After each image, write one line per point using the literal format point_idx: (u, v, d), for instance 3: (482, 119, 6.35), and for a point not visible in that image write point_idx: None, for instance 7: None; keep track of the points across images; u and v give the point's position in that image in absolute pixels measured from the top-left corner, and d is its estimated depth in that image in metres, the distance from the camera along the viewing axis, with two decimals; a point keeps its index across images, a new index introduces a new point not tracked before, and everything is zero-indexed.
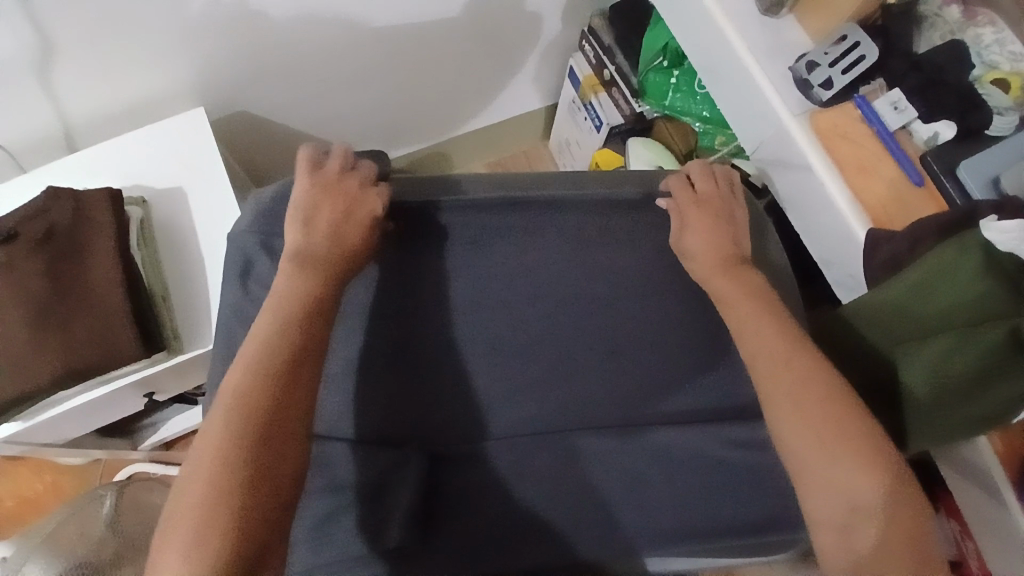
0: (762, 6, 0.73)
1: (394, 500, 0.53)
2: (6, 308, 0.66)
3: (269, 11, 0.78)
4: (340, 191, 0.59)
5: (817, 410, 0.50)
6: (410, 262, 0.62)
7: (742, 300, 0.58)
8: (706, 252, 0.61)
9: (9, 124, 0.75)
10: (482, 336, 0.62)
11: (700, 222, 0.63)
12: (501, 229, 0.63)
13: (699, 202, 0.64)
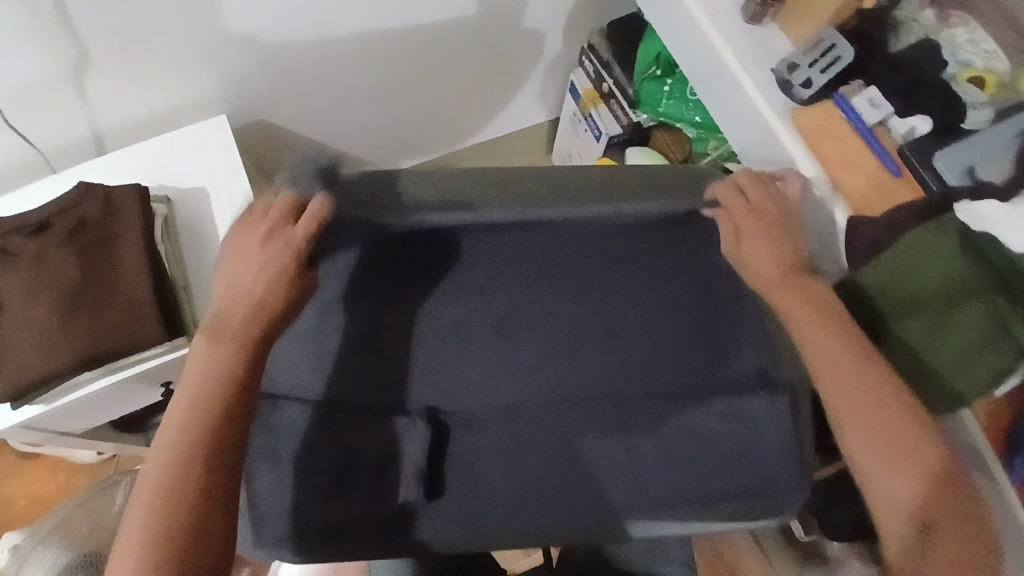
0: (747, 14, 0.78)
1: (394, 471, 0.57)
2: (39, 293, 0.71)
3: (287, 26, 0.84)
4: (273, 237, 0.60)
5: (870, 419, 0.57)
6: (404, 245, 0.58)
7: (792, 303, 0.62)
8: (765, 261, 0.64)
9: (45, 127, 0.81)
10: (476, 309, 0.60)
11: (761, 239, 0.64)
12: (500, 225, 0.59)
13: (756, 216, 0.65)
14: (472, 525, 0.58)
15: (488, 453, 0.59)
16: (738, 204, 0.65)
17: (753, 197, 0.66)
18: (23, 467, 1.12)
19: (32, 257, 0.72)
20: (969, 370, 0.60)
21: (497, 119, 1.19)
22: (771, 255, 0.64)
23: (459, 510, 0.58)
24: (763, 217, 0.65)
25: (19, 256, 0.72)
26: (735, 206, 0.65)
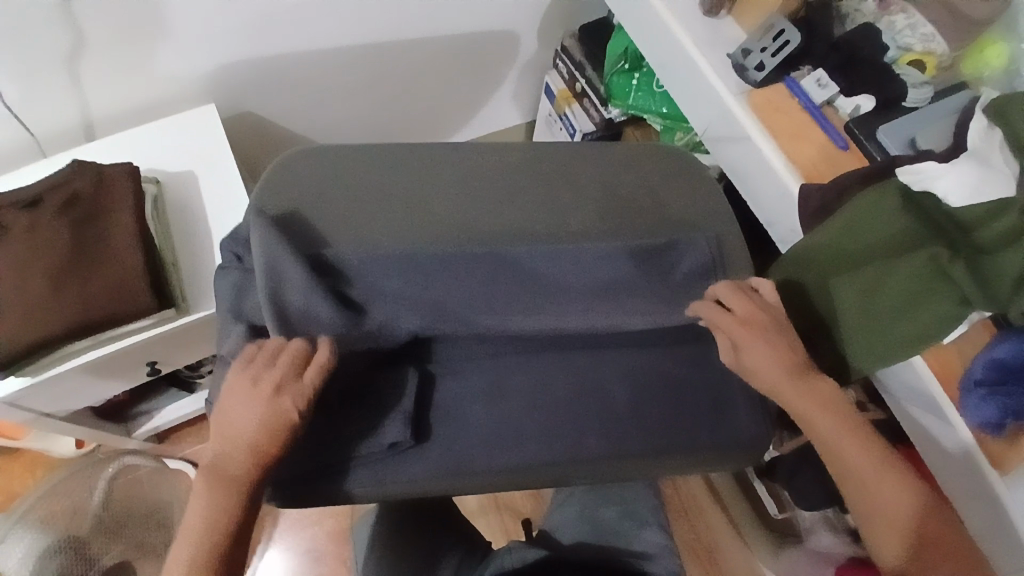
0: (704, 8, 0.83)
1: (389, 406, 0.60)
2: (27, 263, 0.73)
3: (273, 20, 0.89)
4: (263, 395, 0.56)
5: (855, 451, 0.59)
6: (396, 287, 0.62)
7: (805, 406, 0.60)
8: (774, 369, 0.60)
9: (38, 113, 0.85)
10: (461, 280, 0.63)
11: (766, 355, 0.61)
12: (486, 285, 0.63)
13: (760, 332, 0.61)
14: (454, 466, 0.60)
15: (471, 400, 0.62)
16: (717, 309, 0.63)
17: (739, 309, 0.62)
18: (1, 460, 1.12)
19: (23, 230, 0.74)
20: (907, 322, 0.63)
21: (475, 120, 1.25)
22: (778, 368, 0.60)
23: (441, 450, 0.60)
24: (763, 329, 0.62)
25: (10, 229, 0.75)
26: (725, 316, 0.62)
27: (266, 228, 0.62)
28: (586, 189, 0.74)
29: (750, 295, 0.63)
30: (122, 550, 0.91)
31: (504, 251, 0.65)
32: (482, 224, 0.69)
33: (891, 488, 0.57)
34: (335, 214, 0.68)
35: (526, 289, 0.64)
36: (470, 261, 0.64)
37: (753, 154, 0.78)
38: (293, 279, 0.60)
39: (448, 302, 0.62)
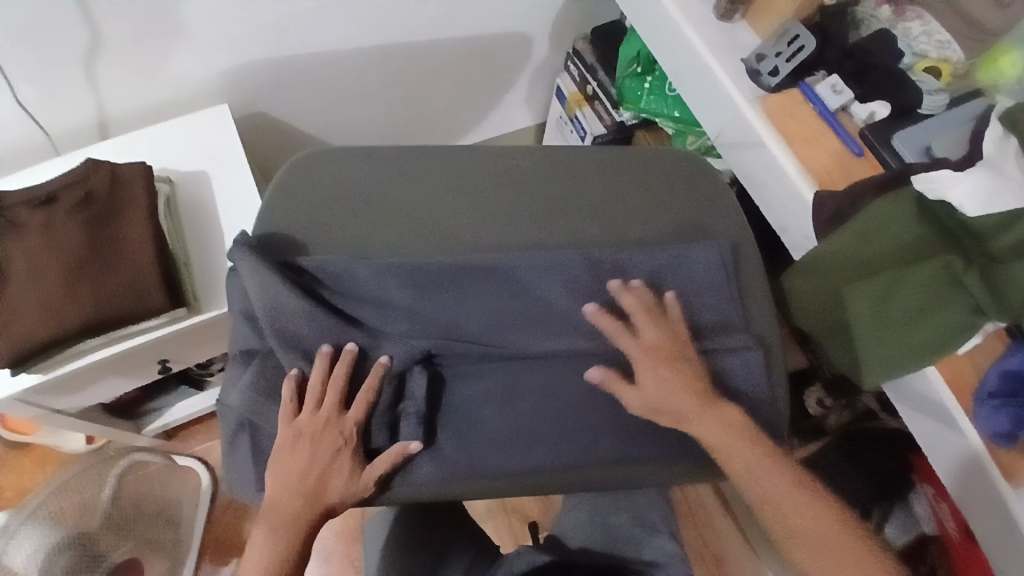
0: (718, 12, 0.83)
1: (405, 407, 0.60)
2: (43, 261, 0.74)
3: (286, 21, 0.89)
4: (322, 441, 0.59)
5: (792, 502, 0.58)
6: (401, 294, 0.63)
7: (722, 439, 0.60)
8: (687, 398, 0.61)
9: (53, 111, 0.85)
10: (464, 284, 0.64)
11: (676, 379, 0.61)
12: (486, 290, 0.64)
13: (659, 358, 0.62)
14: (463, 465, 0.60)
15: (483, 400, 0.61)
16: (625, 331, 0.63)
17: (646, 337, 0.63)
18: (11, 455, 1.13)
19: (38, 226, 0.75)
20: (922, 331, 0.62)
21: (486, 122, 1.25)
22: (689, 399, 0.61)
23: (451, 450, 0.60)
24: (664, 355, 0.62)
25: (26, 226, 0.76)
26: (632, 339, 0.63)
27: (260, 264, 0.61)
28: (597, 192, 0.74)
29: (659, 323, 0.64)
30: (131, 546, 0.95)
31: (506, 258, 0.65)
32: (484, 234, 0.70)
33: (804, 509, 0.58)
34: (326, 236, 0.69)
35: (523, 296, 0.64)
36: (474, 267, 0.64)
37: (767, 160, 0.77)
38: (282, 296, 0.60)
39: (459, 317, 0.63)
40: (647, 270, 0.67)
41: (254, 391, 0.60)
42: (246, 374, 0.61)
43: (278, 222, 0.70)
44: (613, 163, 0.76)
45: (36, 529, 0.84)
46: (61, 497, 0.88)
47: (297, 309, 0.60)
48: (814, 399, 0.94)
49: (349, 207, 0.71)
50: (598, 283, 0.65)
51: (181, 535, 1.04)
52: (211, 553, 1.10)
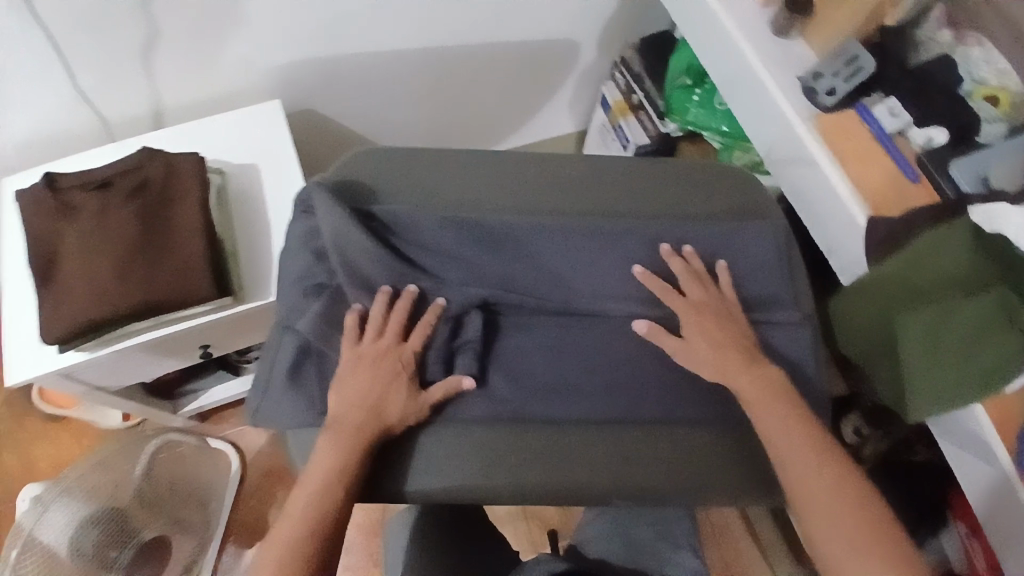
0: (774, 27, 0.82)
1: (463, 340, 0.67)
2: (97, 245, 0.76)
3: (340, 20, 0.90)
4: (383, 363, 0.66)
5: (832, 496, 0.58)
6: (466, 248, 0.69)
7: (756, 392, 0.63)
8: (731, 359, 0.65)
9: (112, 99, 0.88)
10: (530, 236, 0.69)
11: (719, 337, 0.66)
12: (551, 246, 0.69)
13: (705, 317, 0.67)
14: (513, 410, 0.64)
15: (536, 352, 0.67)
16: (671, 292, 0.68)
17: (692, 296, 0.68)
18: (50, 428, 1.17)
19: (94, 210, 0.77)
20: (969, 364, 0.61)
21: (529, 127, 1.25)
22: (732, 355, 0.65)
23: (501, 394, 0.65)
24: (710, 313, 0.67)
25: (81, 209, 0.78)
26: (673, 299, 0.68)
27: (339, 209, 0.67)
28: (656, 175, 0.77)
29: (708, 286, 0.68)
30: (160, 523, 0.97)
31: (571, 217, 0.70)
32: (552, 198, 0.73)
33: (826, 465, 0.60)
34: (391, 188, 0.73)
35: (581, 256, 0.69)
36: (539, 226, 0.69)
37: (818, 182, 0.76)
38: (357, 239, 0.67)
39: (516, 273, 0.69)
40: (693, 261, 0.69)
41: (325, 321, 0.67)
42: (314, 305, 0.68)
43: (357, 171, 0.75)
44: (660, 178, 0.76)
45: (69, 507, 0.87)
46: (92, 480, 0.90)
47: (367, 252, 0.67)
48: (851, 428, 0.92)
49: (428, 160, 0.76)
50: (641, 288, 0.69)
51: (211, 517, 1.07)
52: (236, 537, 1.10)
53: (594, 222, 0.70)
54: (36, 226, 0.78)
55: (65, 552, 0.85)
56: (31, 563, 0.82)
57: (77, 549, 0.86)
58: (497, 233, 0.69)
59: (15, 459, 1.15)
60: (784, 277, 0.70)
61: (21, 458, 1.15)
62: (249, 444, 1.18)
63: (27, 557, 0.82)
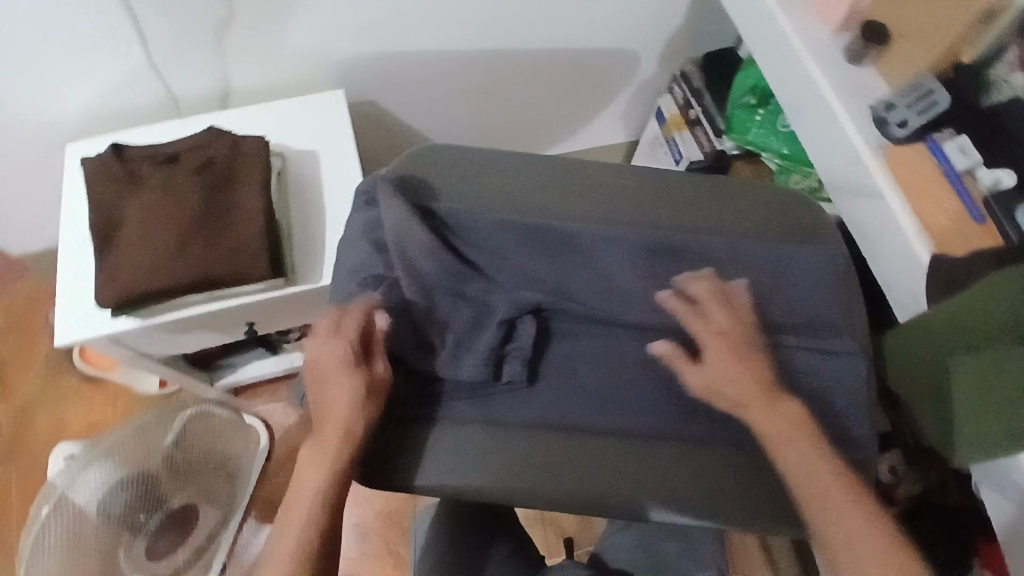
0: (849, 53, 0.81)
1: (513, 344, 0.66)
2: (159, 216, 0.77)
3: (410, 14, 0.90)
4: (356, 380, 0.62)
5: (861, 540, 0.55)
6: (526, 251, 0.70)
7: (777, 430, 0.59)
8: (752, 388, 0.61)
9: (184, 75, 0.90)
10: (589, 242, 0.70)
11: (744, 367, 0.62)
12: (609, 256, 0.70)
13: (730, 344, 0.63)
14: (563, 420, 0.65)
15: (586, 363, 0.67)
16: (692, 315, 0.64)
17: (717, 320, 0.64)
18: (88, 389, 1.19)
19: (158, 182, 0.79)
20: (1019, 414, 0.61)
21: (580, 134, 1.25)
22: (753, 386, 0.61)
23: (548, 400, 0.66)
24: (736, 342, 0.63)
25: (147, 180, 0.80)
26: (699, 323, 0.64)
27: (401, 205, 0.69)
28: (715, 193, 0.77)
29: (728, 308, 0.64)
30: (186, 492, 0.97)
31: (632, 228, 0.71)
32: (611, 206, 0.74)
33: (854, 508, 0.56)
34: (455, 184, 0.74)
35: (635, 267, 0.70)
36: (598, 236, 0.70)
37: (882, 214, 0.75)
38: (414, 232, 0.68)
39: (571, 281, 0.70)
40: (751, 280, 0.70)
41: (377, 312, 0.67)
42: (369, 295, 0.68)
43: (418, 164, 0.76)
44: (720, 198, 0.76)
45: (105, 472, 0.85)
46: (128, 445, 0.89)
47: (424, 246, 0.67)
48: (887, 465, 0.91)
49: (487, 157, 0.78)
50: None
51: (238, 490, 1.08)
52: (260, 512, 1.14)
53: (651, 234, 0.71)
54: (103, 193, 0.80)
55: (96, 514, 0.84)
56: (62, 522, 0.80)
57: (108, 512, 0.86)
58: (558, 239, 0.71)
59: (51, 416, 1.18)
60: (839, 306, 0.70)
61: (58, 415, 1.18)
62: (278, 422, 1.19)
63: (58, 516, 0.80)
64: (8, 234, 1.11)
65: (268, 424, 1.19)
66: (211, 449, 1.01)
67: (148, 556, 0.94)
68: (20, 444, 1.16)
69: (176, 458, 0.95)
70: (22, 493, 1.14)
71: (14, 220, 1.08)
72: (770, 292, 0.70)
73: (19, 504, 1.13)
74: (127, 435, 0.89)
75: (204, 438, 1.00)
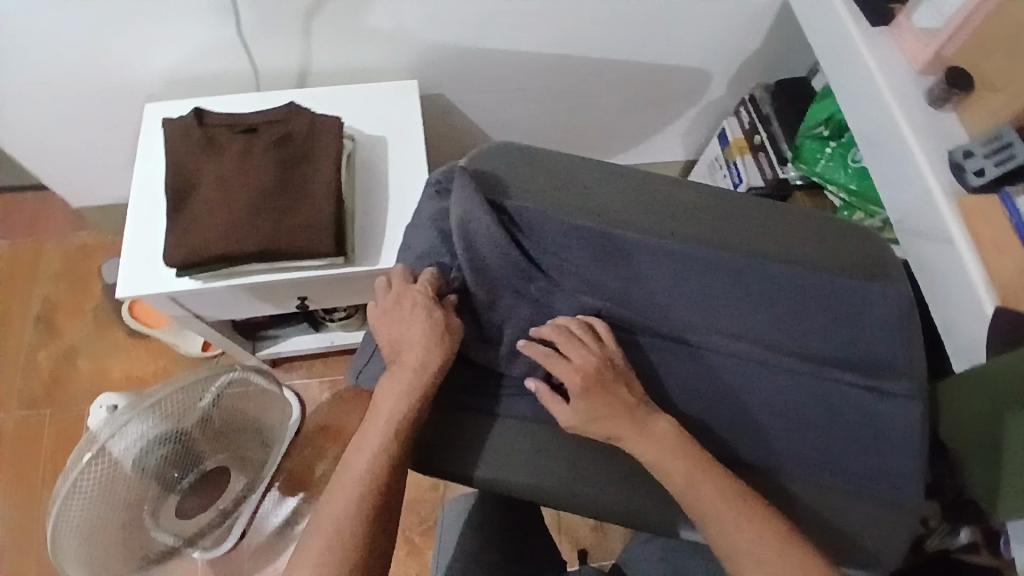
0: (930, 97, 0.80)
1: None
2: (234, 184, 0.80)
3: (490, 15, 0.92)
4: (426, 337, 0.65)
5: None
6: (592, 257, 0.71)
7: (656, 453, 0.59)
8: (620, 421, 0.60)
9: (269, 50, 0.92)
10: (654, 256, 0.72)
11: (603, 407, 0.60)
12: (673, 270, 0.71)
13: (592, 384, 0.61)
14: None
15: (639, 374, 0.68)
16: (555, 355, 0.63)
17: (577, 359, 0.61)
18: (132, 343, 1.23)
19: (237, 151, 0.82)
20: None
21: (638, 148, 1.26)
22: (621, 420, 0.60)
23: None
24: (600, 384, 0.61)
25: (225, 148, 0.83)
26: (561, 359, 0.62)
27: (471, 194, 0.69)
28: (783, 221, 0.76)
29: (589, 344, 0.63)
30: (217, 453, 0.95)
31: (698, 246, 0.72)
32: (677, 223, 0.75)
33: (755, 530, 0.56)
34: (523, 181, 0.75)
35: (695, 285, 0.71)
36: (665, 251, 0.72)
37: (949, 261, 0.75)
38: (481, 224, 0.68)
39: (633, 291, 0.70)
40: (805, 311, 0.70)
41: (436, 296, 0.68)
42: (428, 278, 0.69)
43: (489, 159, 0.77)
44: (787, 226, 0.76)
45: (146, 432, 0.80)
46: (170, 399, 0.83)
47: (489, 237, 0.68)
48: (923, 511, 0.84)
49: (557, 159, 0.79)
50: (747, 326, 0.70)
51: (268, 457, 1.08)
52: (284, 483, 1.16)
53: (711, 255, 0.72)
54: (179, 156, 0.82)
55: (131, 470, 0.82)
56: (96, 476, 0.78)
57: (143, 469, 0.83)
58: (624, 249, 0.72)
59: (93, 364, 1.21)
60: (898, 348, 0.69)
61: (100, 365, 1.21)
62: (311, 397, 1.21)
63: (94, 466, 0.78)
64: (77, 185, 1.14)
65: (301, 398, 1.21)
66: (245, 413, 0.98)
67: (175, 511, 0.94)
68: (61, 388, 1.20)
69: (212, 417, 0.91)
70: (58, 436, 1.17)
71: (85, 173, 1.12)
72: (830, 325, 0.70)
73: (55, 446, 1.16)
74: (171, 387, 0.83)
75: (240, 401, 0.96)
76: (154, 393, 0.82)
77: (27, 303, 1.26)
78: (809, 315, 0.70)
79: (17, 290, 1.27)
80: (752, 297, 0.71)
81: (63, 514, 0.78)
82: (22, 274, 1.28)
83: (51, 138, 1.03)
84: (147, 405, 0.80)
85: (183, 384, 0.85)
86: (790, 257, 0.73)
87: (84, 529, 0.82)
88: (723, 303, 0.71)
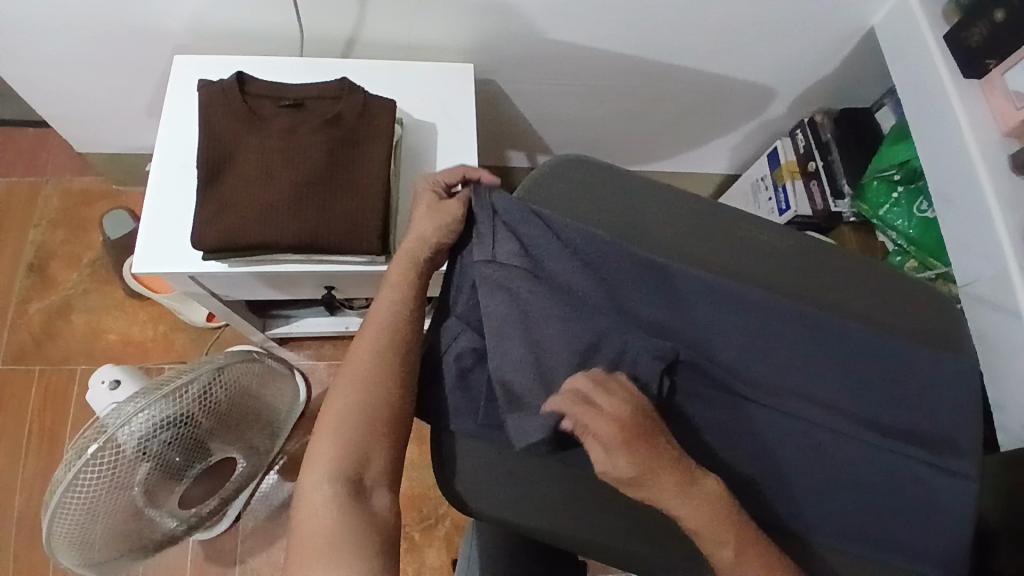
0: (1014, 163, 0.76)
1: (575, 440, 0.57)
2: (278, 165, 0.74)
3: (563, 7, 0.86)
4: (432, 220, 0.69)
5: None
6: (664, 292, 0.66)
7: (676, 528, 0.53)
8: (663, 478, 0.53)
9: (318, 14, 0.85)
10: (728, 301, 0.66)
11: (647, 461, 0.52)
12: (746, 318, 0.66)
13: (630, 437, 0.52)
14: None
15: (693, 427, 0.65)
16: (585, 401, 0.53)
17: (612, 409, 0.53)
18: (131, 303, 1.16)
19: (282, 127, 0.76)
20: None
21: (680, 157, 1.22)
22: (668, 476, 0.53)
23: None
24: (637, 434, 0.53)
25: (268, 121, 0.76)
26: (595, 410, 0.53)
27: (496, 267, 0.62)
28: (854, 273, 0.73)
29: (618, 390, 0.54)
30: (227, 443, 0.88)
31: (770, 295, 0.68)
32: (745, 266, 0.71)
33: None
34: (580, 214, 0.71)
35: (766, 335, 0.66)
36: (744, 299, 0.67)
37: (1017, 337, 0.73)
38: (513, 307, 0.60)
39: (703, 337, 0.65)
40: (876, 378, 0.66)
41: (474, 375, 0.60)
42: (460, 349, 0.60)
43: (539, 185, 0.73)
44: (857, 280, 0.73)
45: (157, 424, 0.74)
46: (188, 392, 0.77)
47: (537, 313, 0.61)
48: None
49: (623, 178, 0.75)
50: (812, 387, 0.65)
51: (276, 442, 1.03)
52: (282, 467, 1.14)
53: (785, 307, 0.67)
54: (216, 125, 0.76)
55: (140, 464, 0.75)
56: (100, 471, 0.72)
57: (153, 465, 0.77)
58: (695, 294, 0.66)
59: (88, 321, 1.14)
60: (963, 428, 0.65)
61: (96, 323, 1.14)
62: (318, 379, 1.17)
63: (101, 457, 0.72)
64: (85, 131, 1.06)
65: (308, 379, 1.17)
66: (252, 404, 0.91)
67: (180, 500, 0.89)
68: (52, 345, 1.13)
69: (227, 409, 0.84)
70: (45, 397, 1.10)
71: (97, 120, 1.03)
72: (904, 395, 0.66)
73: (42, 403, 1.10)
74: (194, 378, 0.76)
75: (251, 396, 0.89)
76: (175, 385, 0.75)
77: (20, 249, 1.18)
78: (881, 384, 0.66)
79: (10, 232, 1.18)
80: (825, 356, 0.66)
81: (62, 507, 0.73)
82: (16, 215, 1.19)
83: (64, 79, 0.94)
84: (161, 394, 0.74)
85: (203, 377, 0.78)
86: (861, 316, 0.69)
87: (83, 519, 0.76)
88: (790, 361, 0.66)
